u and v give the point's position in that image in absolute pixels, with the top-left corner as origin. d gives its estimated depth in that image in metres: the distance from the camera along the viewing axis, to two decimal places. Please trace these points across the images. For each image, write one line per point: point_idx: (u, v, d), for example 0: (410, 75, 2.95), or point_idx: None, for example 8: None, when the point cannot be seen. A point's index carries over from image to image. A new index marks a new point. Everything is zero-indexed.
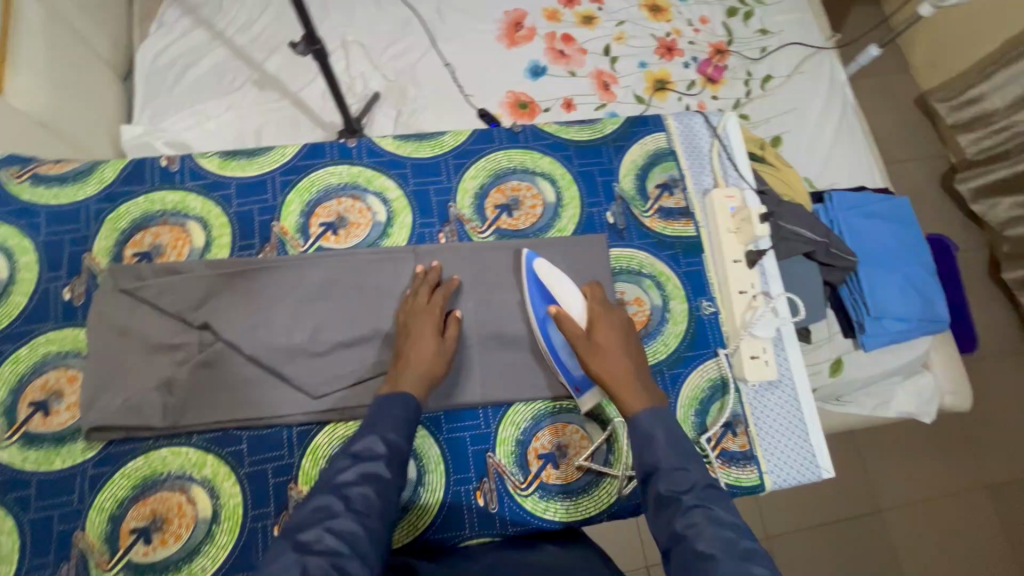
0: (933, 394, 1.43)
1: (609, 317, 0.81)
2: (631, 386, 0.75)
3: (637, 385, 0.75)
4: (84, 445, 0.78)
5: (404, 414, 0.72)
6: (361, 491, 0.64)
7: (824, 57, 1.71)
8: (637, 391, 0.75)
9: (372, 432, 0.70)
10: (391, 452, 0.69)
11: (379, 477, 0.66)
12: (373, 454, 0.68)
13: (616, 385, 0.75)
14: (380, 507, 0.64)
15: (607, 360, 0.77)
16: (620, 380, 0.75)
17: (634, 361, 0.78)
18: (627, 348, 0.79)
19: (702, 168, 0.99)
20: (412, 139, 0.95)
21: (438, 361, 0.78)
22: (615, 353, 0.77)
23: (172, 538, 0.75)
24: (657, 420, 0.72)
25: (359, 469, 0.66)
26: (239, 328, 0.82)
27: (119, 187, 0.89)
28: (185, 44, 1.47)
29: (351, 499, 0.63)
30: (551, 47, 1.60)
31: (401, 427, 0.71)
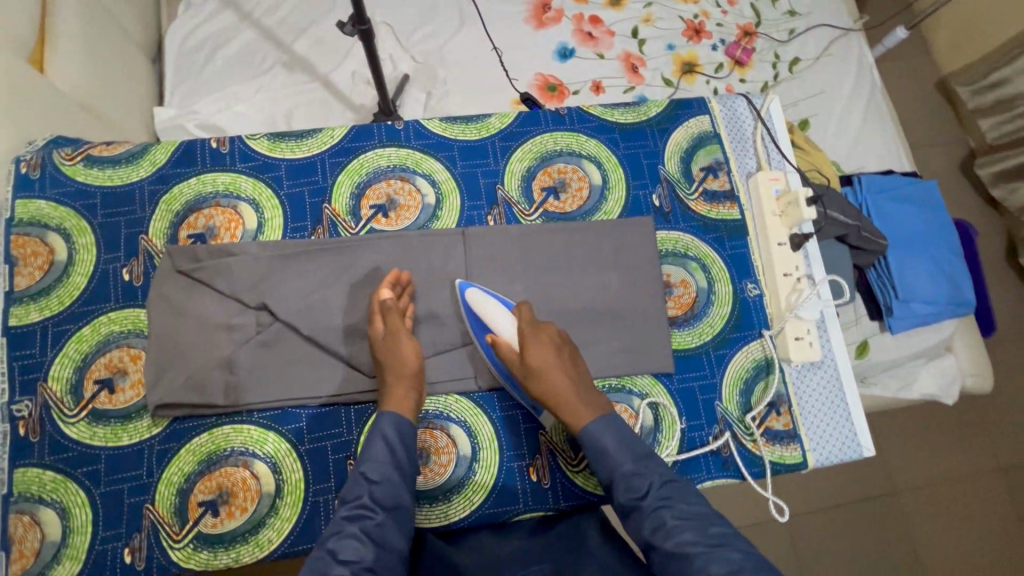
0: (955, 376, 1.45)
1: (543, 335, 0.78)
2: (575, 404, 0.75)
3: (582, 398, 0.75)
4: (149, 421, 0.80)
5: (385, 445, 0.72)
6: (347, 538, 0.64)
7: (851, 40, 1.70)
8: (581, 406, 0.75)
9: (354, 473, 0.70)
10: (375, 490, 0.68)
11: (366, 520, 0.66)
12: (356, 496, 0.68)
13: (561, 406, 0.75)
14: (371, 551, 0.64)
15: (548, 383, 0.75)
16: (565, 399, 0.75)
17: (574, 378, 0.77)
18: (564, 363, 0.77)
19: (746, 151, 1.00)
20: (459, 121, 0.96)
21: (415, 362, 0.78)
22: (554, 373, 0.75)
23: (238, 511, 0.78)
24: (607, 429, 0.74)
25: (344, 517, 0.67)
26: (295, 309, 0.84)
27: (170, 169, 0.90)
28: (212, 26, 1.46)
29: (340, 549, 0.64)
30: (579, 29, 1.59)
31: (382, 461, 0.70)
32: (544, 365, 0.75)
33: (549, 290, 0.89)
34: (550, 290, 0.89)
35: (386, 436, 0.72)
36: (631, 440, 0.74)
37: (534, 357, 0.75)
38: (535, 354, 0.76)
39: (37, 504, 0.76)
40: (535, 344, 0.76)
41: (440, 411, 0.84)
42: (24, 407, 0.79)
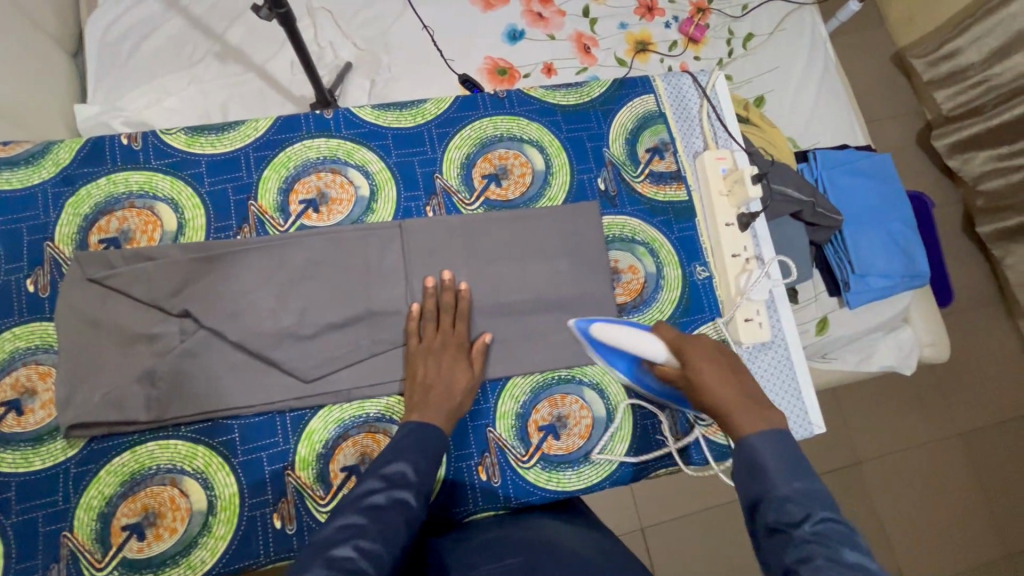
0: (913, 347, 1.46)
1: (700, 348, 0.72)
2: (741, 414, 0.65)
3: (754, 407, 0.66)
4: (64, 443, 0.74)
5: (435, 444, 0.72)
6: (388, 515, 0.64)
7: (804, 14, 1.69)
8: (751, 416, 0.64)
9: (403, 457, 0.69)
10: (421, 481, 0.69)
11: (408, 507, 0.66)
12: (404, 479, 0.67)
13: (731, 417, 0.66)
14: (407, 535, 0.64)
15: (712, 394, 0.68)
16: (728, 410, 0.66)
17: (746, 391, 0.68)
18: (727, 375, 0.70)
19: (692, 131, 0.97)
20: (392, 108, 0.90)
21: (467, 396, 0.78)
22: (713, 385, 0.69)
23: (167, 532, 0.73)
24: (773, 445, 0.60)
25: (388, 494, 0.66)
26: (222, 314, 0.78)
27: (77, 170, 0.83)
28: (135, 15, 1.36)
29: (381, 521, 0.63)
30: (528, 9, 1.54)
31: (431, 457, 0.71)
32: (708, 377, 0.69)
33: (496, 281, 0.85)
34: (497, 281, 0.85)
35: (439, 437, 0.73)
36: (799, 455, 0.59)
37: (694, 373, 0.70)
38: (694, 369, 0.70)
39: None
40: (693, 358, 0.71)
41: (382, 414, 0.80)
42: None
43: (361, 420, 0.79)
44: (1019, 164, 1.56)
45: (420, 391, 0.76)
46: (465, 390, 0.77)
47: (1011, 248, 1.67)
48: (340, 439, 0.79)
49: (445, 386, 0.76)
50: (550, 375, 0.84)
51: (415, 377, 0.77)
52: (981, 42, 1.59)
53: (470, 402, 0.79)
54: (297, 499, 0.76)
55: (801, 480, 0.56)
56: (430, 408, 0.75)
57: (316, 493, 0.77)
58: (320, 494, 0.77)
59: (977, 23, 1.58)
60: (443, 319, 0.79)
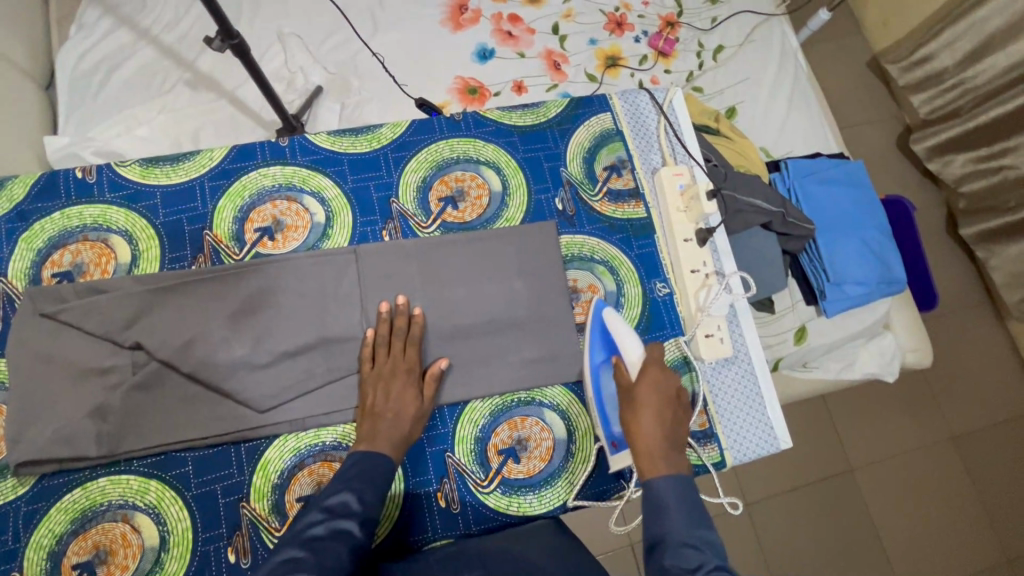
0: (895, 353, 1.45)
1: (659, 379, 0.76)
2: (652, 455, 0.71)
3: (665, 457, 0.71)
4: (15, 480, 0.74)
5: (381, 473, 0.71)
6: (328, 547, 0.64)
7: (773, 25, 1.70)
8: (659, 458, 0.71)
9: (347, 487, 0.69)
10: (364, 511, 0.68)
11: (352, 536, 0.66)
12: (347, 510, 0.67)
13: (645, 450, 0.72)
14: (350, 564, 0.64)
15: (642, 421, 0.73)
16: (646, 442, 0.72)
17: (669, 435, 0.73)
18: (666, 416, 0.74)
19: (650, 147, 0.98)
20: (348, 133, 0.91)
21: (418, 423, 0.77)
22: (646, 413, 0.74)
23: (118, 570, 0.72)
24: (667, 482, 0.69)
25: (329, 527, 0.66)
26: (173, 346, 0.78)
27: (31, 205, 0.83)
28: (107, 47, 1.38)
29: (322, 554, 0.63)
30: (499, 28, 1.55)
31: (378, 486, 0.70)
32: (649, 404, 0.74)
33: (452, 304, 0.84)
34: (453, 303, 0.84)
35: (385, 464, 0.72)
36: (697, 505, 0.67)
37: (642, 393, 0.75)
38: (643, 392, 0.75)
39: None
40: (647, 383, 0.75)
41: (339, 442, 0.79)
42: None
43: (317, 449, 0.79)
44: (998, 166, 1.56)
45: (367, 418, 0.75)
46: (414, 416, 0.76)
47: (995, 249, 1.63)
48: (297, 468, 0.78)
49: (389, 411, 0.75)
50: (510, 398, 0.83)
51: (365, 404, 0.77)
52: (953, 47, 1.59)
53: (421, 428, 0.78)
54: (252, 531, 0.75)
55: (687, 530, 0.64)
56: (378, 437, 0.74)
57: (271, 525, 0.76)
58: (275, 525, 0.76)
59: (947, 28, 1.58)
60: (394, 345, 0.79)
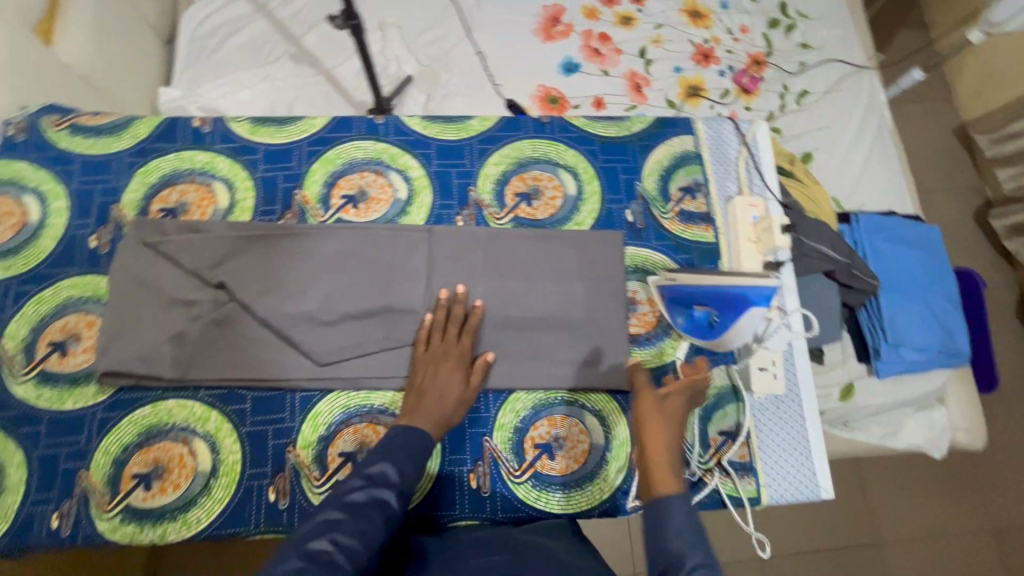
0: (945, 428, 1.39)
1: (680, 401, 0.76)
2: (668, 461, 0.67)
3: (674, 467, 0.66)
4: (96, 388, 0.80)
5: (423, 450, 0.72)
6: (365, 514, 0.64)
7: (864, 77, 1.68)
8: (671, 469, 0.66)
9: (387, 457, 0.70)
10: (404, 481, 0.68)
11: (388, 505, 0.66)
12: (386, 479, 0.68)
13: (653, 456, 0.67)
14: (385, 533, 0.64)
15: (656, 426, 0.71)
16: (659, 448, 0.68)
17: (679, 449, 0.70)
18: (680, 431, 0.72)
19: (728, 175, 0.98)
20: (439, 120, 0.96)
21: (460, 407, 0.79)
22: (666, 425, 0.71)
23: (171, 487, 0.77)
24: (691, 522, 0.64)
25: (367, 493, 0.66)
26: (253, 290, 0.83)
27: (150, 144, 0.91)
28: (227, 14, 1.50)
29: (359, 519, 0.64)
30: (587, 45, 1.60)
31: (417, 459, 0.71)
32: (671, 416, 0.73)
33: (512, 295, 0.87)
34: (513, 294, 0.87)
35: (424, 441, 0.73)
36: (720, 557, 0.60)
37: (671, 401, 0.75)
38: (671, 404, 0.75)
39: None
40: (677, 395, 0.76)
41: (386, 407, 0.82)
42: None
43: (365, 410, 0.82)
44: None
45: (414, 395, 0.78)
46: (457, 401, 0.78)
47: None
48: (343, 425, 0.82)
49: (435, 392, 0.77)
50: (554, 395, 0.85)
51: (414, 381, 0.79)
52: None
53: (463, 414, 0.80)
54: (294, 476, 0.79)
55: (704, 550, 0.58)
56: (421, 414, 0.75)
57: (312, 474, 0.79)
58: (315, 475, 0.79)
59: None
60: (450, 331, 0.82)
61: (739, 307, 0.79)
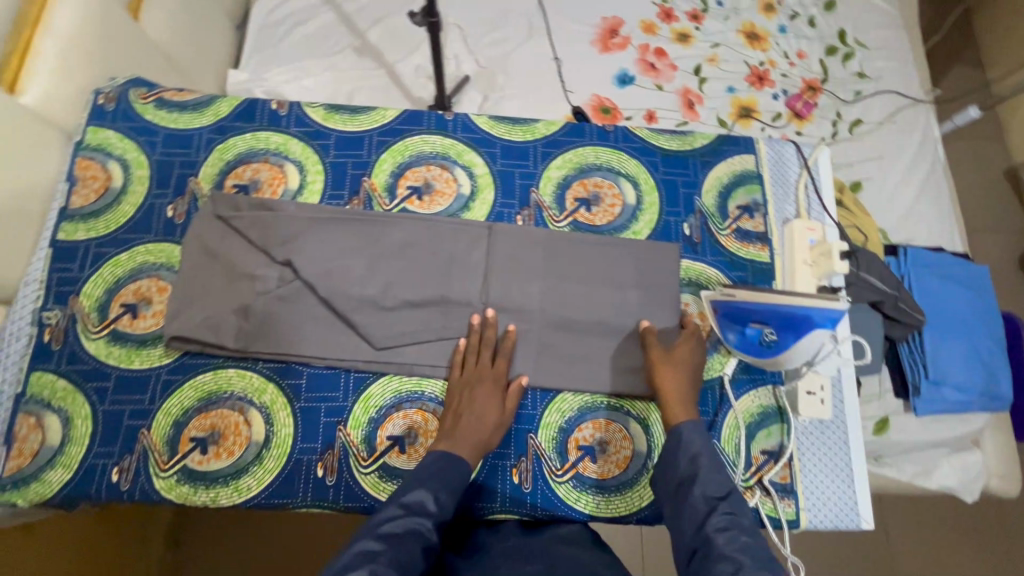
0: (979, 473, 1.36)
1: (692, 344, 0.83)
2: (682, 402, 0.78)
3: (687, 405, 0.78)
4: (162, 351, 0.84)
5: (459, 478, 0.73)
6: (403, 544, 0.65)
7: (919, 111, 1.66)
8: (686, 409, 0.77)
9: (424, 486, 0.71)
10: (439, 512, 0.70)
11: (424, 536, 0.67)
12: (423, 509, 0.69)
13: (667, 397, 0.78)
14: (421, 564, 0.65)
15: (669, 372, 0.80)
16: (674, 392, 0.78)
17: (693, 388, 0.80)
18: (693, 373, 0.81)
19: (786, 198, 0.99)
20: (506, 121, 0.98)
21: (498, 430, 0.79)
22: (678, 370, 0.81)
23: (226, 453, 0.80)
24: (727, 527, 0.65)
25: (404, 523, 0.67)
26: (318, 271, 0.86)
27: (230, 122, 0.95)
28: (297, 5, 1.55)
29: (398, 549, 0.64)
30: (643, 58, 1.61)
31: (452, 490, 0.72)
32: (682, 361, 0.81)
33: (566, 298, 0.88)
34: (568, 297, 0.88)
35: (460, 470, 0.74)
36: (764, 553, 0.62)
37: (680, 349, 0.83)
38: (680, 351, 0.82)
39: (44, 409, 0.80)
40: (685, 343, 0.83)
41: (436, 396, 0.84)
42: (53, 316, 0.83)
43: (416, 397, 0.84)
44: None
45: (451, 419, 0.79)
46: (494, 425, 0.79)
47: None
48: (393, 409, 0.83)
49: (471, 417, 0.78)
50: (600, 399, 0.86)
51: (450, 406, 0.81)
52: None
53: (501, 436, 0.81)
54: (343, 454, 0.81)
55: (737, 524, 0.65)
56: (459, 439, 0.76)
57: (360, 454, 0.81)
58: (363, 455, 0.81)
59: None
60: (485, 356, 0.83)
61: (801, 326, 0.80)
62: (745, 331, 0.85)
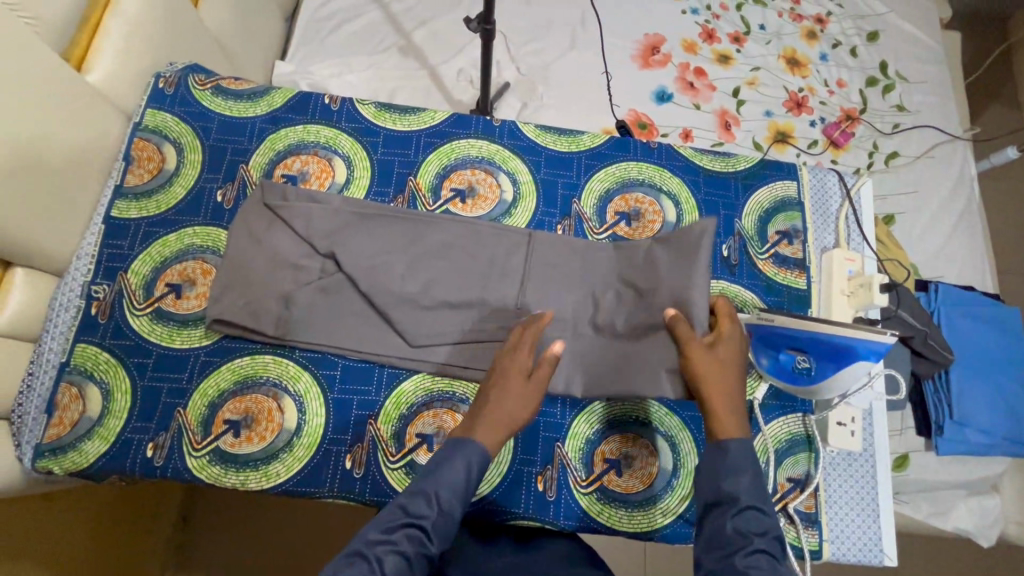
0: (997, 518, 1.34)
1: (732, 341, 0.77)
2: (729, 412, 0.72)
3: (734, 416, 0.72)
4: (203, 332, 0.85)
5: (466, 473, 0.67)
6: (394, 555, 0.61)
7: (957, 147, 1.65)
8: (733, 421, 0.72)
9: (424, 486, 0.66)
10: (439, 517, 0.65)
11: (418, 543, 0.63)
12: (419, 513, 0.64)
13: (713, 405, 0.72)
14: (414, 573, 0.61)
15: (713, 375, 0.74)
16: (721, 400, 0.73)
17: (738, 393, 0.74)
18: (736, 374, 0.75)
19: (826, 227, 0.99)
20: (552, 131, 0.99)
21: (523, 403, 0.72)
22: (721, 373, 0.75)
23: (258, 438, 0.81)
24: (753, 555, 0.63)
25: (398, 530, 0.63)
26: (359, 265, 0.87)
27: (283, 113, 0.97)
28: (345, 2, 1.58)
29: (388, 560, 0.60)
30: (682, 77, 1.62)
31: (456, 488, 0.66)
32: (724, 362, 0.76)
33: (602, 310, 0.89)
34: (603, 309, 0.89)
35: (468, 465, 0.67)
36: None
37: (720, 350, 0.76)
38: (720, 349, 0.77)
39: (86, 379, 0.81)
40: (725, 340, 0.77)
41: (466, 397, 0.85)
42: (101, 290, 0.85)
43: (447, 396, 0.85)
44: None
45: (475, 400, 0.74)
46: (519, 399, 0.72)
47: None
48: (424, 407, 0.84)
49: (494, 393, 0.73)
50: (629, 413, 0.86)
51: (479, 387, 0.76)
52: None
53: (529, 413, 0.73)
54: (372, 448, 0.82)
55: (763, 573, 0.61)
56: (478, 420, 0.71)
57: (388, 449, 0.82)
58: (391, 451, 0.82)
59: None
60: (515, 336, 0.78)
61: (842, 359, 0.79)
62: (781, 356, 0.84)
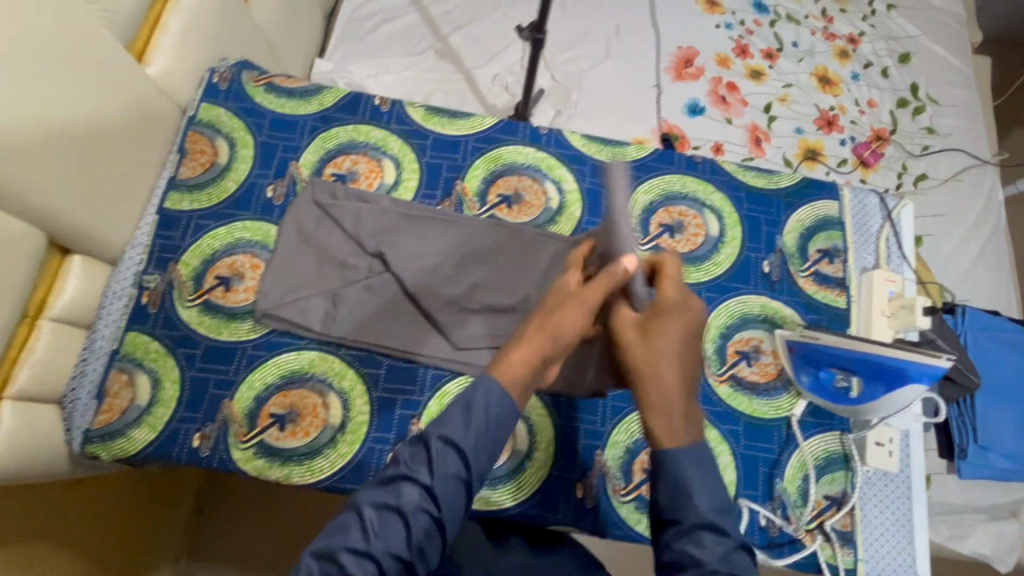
0: (1015, 544, 1.34)
1: (675, 322, 0.64)
2: (668, 415, 0.62)
3: (677, 417, 0.62)
4: (251, 326, 0.86)
5: (473, 418, 0.61)
6: (386, 510, 0.58)
7: (986, 172, 1.65)
8: (673, 423, 0.62)
9: (421, 437, 0.62)
10: (436, 469, 0.60)
11: (414, 498, 0.59)
12: (414, 466, 0.60)
13: (650, 404, 0.62)
14: (416, 529, 0.58)
15: (649, 371, 0.63)
16: (659, 401, 0.62)
17: (683, 384, 0.62)
18: (681, 360, 0.63)
19: (866, 248, 0.99)
20: (598, 141, 1.00)
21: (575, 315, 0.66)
22: (659, 365, 0.62)
23: (302, 433, 0.82)
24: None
25: (393, 485, 0.60)
26: (407, 266, 0.88)
27: (334, 113, 0.98)
28: (384, 3, 1.59)
29: (381, 516, 0.58)
30: (714, 90, 1.63)
31: (458, 437, 0.61)
32: (664, 353, 0.63)
33: None
34: None
35: (471, 409, 0.62)
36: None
37: (657, 337, 0.63)
38: (655, 335, 0.64)
39: (136, 367, 0.83)
40: (663, 322, 0.64)
41: None
42: (152, 280, 0.87)
43: None
44: None
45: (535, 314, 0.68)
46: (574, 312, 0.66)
47: None
48: None
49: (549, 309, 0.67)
50: None
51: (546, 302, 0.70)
52: None
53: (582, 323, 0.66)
54: None
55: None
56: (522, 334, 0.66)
57: None
58: None
59: None
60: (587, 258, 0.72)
61: (891, 379, 0.82)
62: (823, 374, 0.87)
